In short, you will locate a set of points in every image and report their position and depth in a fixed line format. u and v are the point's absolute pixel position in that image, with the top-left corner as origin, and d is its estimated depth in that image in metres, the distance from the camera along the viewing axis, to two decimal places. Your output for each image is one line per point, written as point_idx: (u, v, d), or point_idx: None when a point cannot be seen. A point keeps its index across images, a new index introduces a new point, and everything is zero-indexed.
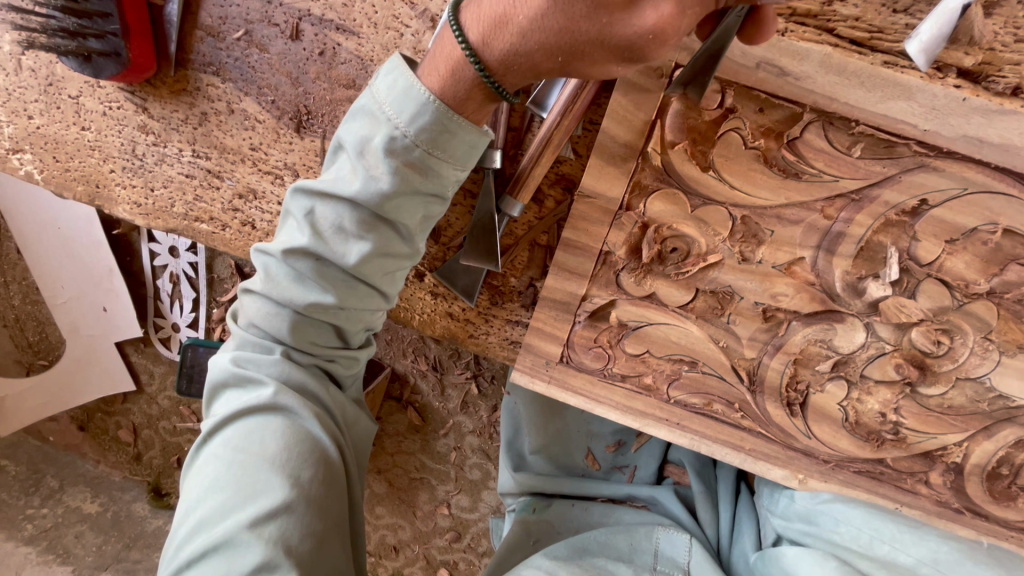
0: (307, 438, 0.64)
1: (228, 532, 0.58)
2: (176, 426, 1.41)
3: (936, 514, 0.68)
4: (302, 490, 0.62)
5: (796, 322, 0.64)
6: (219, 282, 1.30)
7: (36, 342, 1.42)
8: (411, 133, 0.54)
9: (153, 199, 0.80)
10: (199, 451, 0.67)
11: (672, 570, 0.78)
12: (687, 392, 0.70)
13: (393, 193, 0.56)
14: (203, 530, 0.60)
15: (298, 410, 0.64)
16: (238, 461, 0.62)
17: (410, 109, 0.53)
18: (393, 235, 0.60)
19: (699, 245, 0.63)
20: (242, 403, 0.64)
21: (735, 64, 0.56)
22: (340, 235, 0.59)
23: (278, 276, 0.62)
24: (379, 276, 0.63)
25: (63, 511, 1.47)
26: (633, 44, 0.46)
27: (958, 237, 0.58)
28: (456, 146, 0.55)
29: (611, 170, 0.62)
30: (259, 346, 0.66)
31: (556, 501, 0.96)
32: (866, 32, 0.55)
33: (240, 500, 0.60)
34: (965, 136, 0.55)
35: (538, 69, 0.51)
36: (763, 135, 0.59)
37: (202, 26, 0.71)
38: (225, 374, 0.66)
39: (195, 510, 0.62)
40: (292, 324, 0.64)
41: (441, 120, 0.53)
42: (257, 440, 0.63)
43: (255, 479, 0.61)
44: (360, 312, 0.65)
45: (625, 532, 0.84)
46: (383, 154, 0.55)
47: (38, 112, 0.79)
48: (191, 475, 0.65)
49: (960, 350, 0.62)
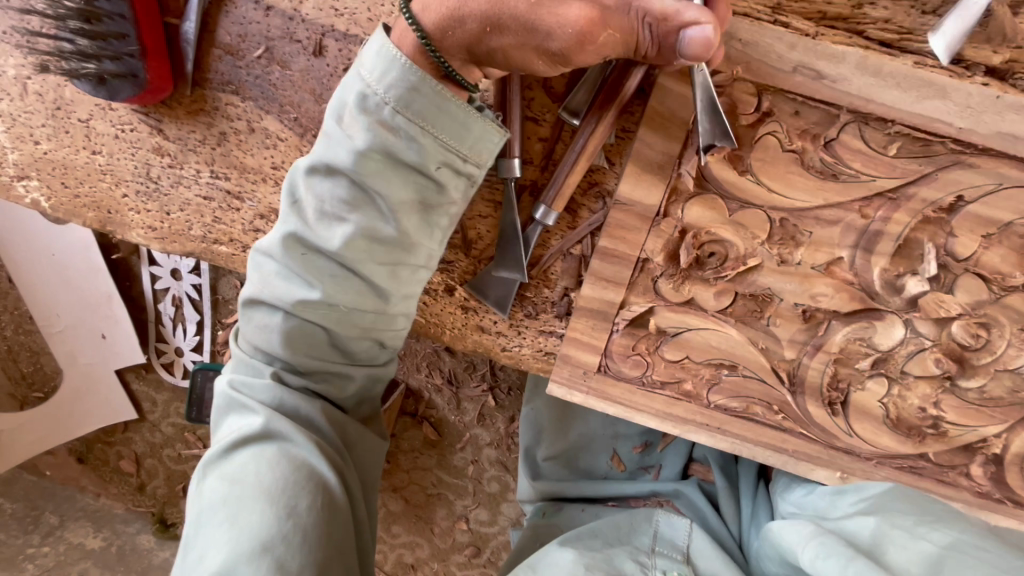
0: (302, 465, 0.61)
1: (223, 567, 0.55)
2: (181, 453, 1.36)
3: (978, 505, 0.68)
4: (298, 521, 0.58)
5: (835, 322, 0.65)
6: (224, 304, 1.27)
7: (31, 374, 1.37)
8: (381, 90, 0.55)
9: (169, 222, 0.78)
10: (200, 481, 0.65)
11: (671, 552, 0.78)
12: (728, 396, 0.70)
13: (367, 154, 0.57)
14: (200, 564, 0.58)
15: (292, 435, 0.62)
16: (232, 492, 0.60)
17: (380, 67, 0.55)
18: (376, 214, 0.60)
19: (738, 249, 0.63)
20: (238, 429, 0.63)
21: (772, 68, 0.57)
22: (325, 217, 0.60)
23: (271, 277, 0.63)
24: (371, 267, 0.61)
25: (65, 548, 1.41)
26: (552, 32, 0.49)
27: (993, 231, 0.59)
28: (428, 107, 0.56)
29: (648, 177, 0.62)
30: (253, 369, 0.66)
31: (567, 507, 0.97)
32: (896, 33, 0.56)
33: (234, 532, 0.58)
34: (999, 132, 0.55)
35: (471, 42, 0.53)
36: (799, 138, 0.59)
37: (220, 44, 0.70)
38: (223, 398, 0.66)
39: (196, 542, 0.60)
40: (283, 334, 0.63)
41: (406, 76, 0.55)
42: (253, 469, 0.61)
43: (248, 511, 0.59)
44: (353, 316, 0.64)
45: (629, 515, 0.86)
46: (358, 115, 0.57)
47: (44, 137, 0.77)
48: (193, 507, 0.64)
49: (998, 343, 0.62)
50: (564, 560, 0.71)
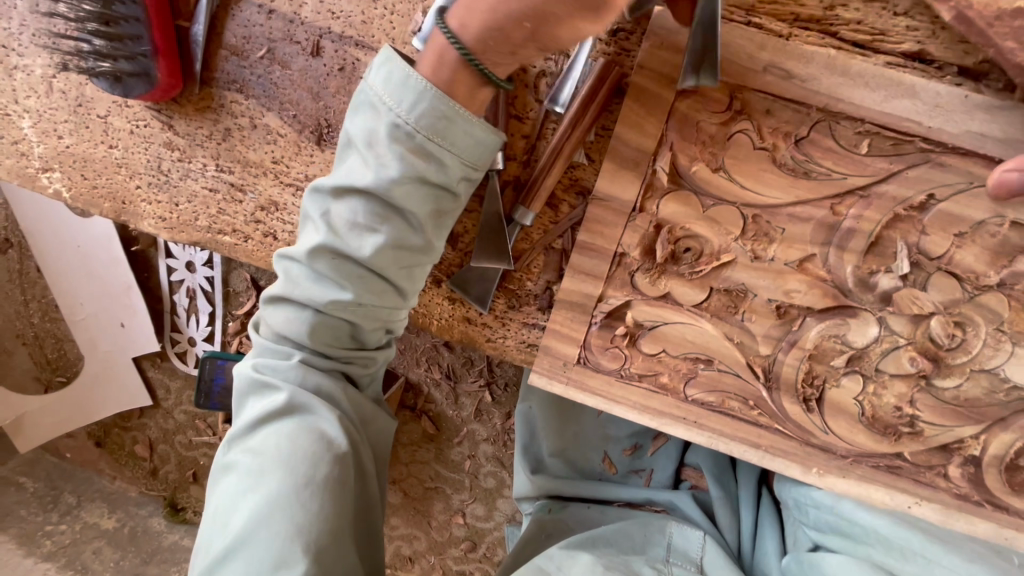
0: (321, 436, 0.64)
1: (247, 528, 0.60)
2: (193, 439, 1.42)
3: (956, 507, 0.68)
4: (316, 489, 0.62)
5: (809, 318, 0.66)
6: (234, 296, 1.32)
7: (55, 359, 1.44)
8: (412, 119, 0.58)
9: (177, 213, 0.83)
10: (223, 456, 0.68)
11: (685, 563, 0.81)
12: (704, 390, 0.71)
13: (401, 180, 0.59)
14: (226, 525, 0.63)
15: (314, 408, 0.65)
16: (256, 463, 0.64)
17: (409, 98, 0.57)
18: (405, 227, 0.62)
19: (712, 245, 0.65)
20: (261, 407, 0.66)
21: (742, 67, 0.59)
22: (354, 229, 0.61)
23: (298, 278, 0.64)
24: (396, 273, 0.64)
25: (81, 527, 1.44)
26: None
27: (966, 230, 0.59)
28: (457, 134, 0.58)
29: (624, 173, 0.64)
30: (279, 352, 0.67)
31: (572, 504, 0.98)
32: (868, 34, 0.58)
33: (257, 497, 0.62)
34: (967, 132, 0.56)
35: (512, 40, 0.55)
36: (771, 136, 0.60)
37: (226, 46, 0.74)
38: (245, 381, 0.68)
39: (222, 511, 0.64)
40: (312, 326, 0.65)
41: (437, 105, 0.57)
42: (275, 441, 0.64)
43: (269, 478, 0.62)
44: (378, 312, 0.66)
45: (642, 524, 0.88)
46: (389, 143, 0.58)
47: (67, 132, 0.82)
48: (217, 481, 0.67)
49: (973, 342, 0.62)
50: (585, 562, 0.76)
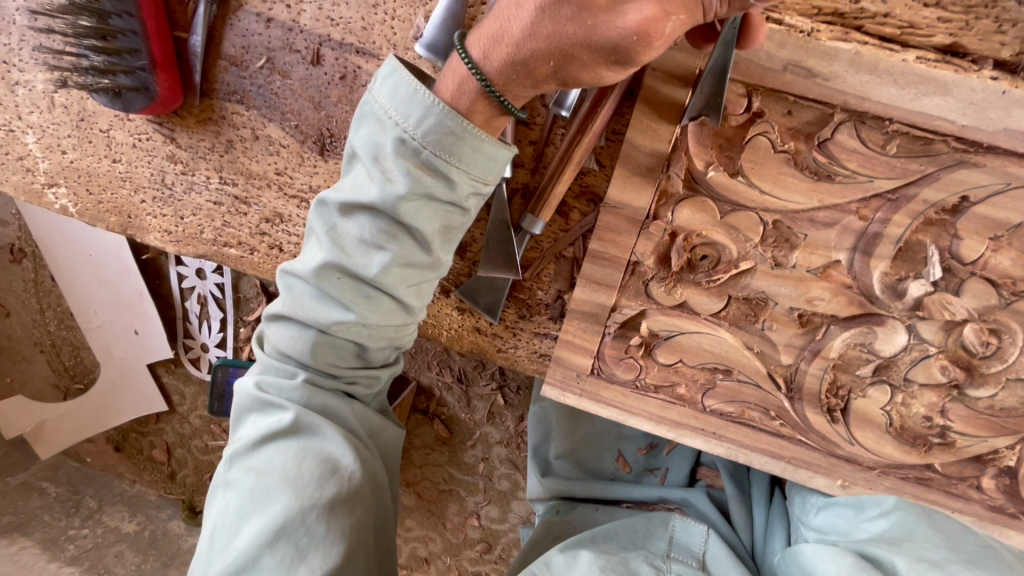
0: (328, 458, 0.62)
1: (246, 554, 0.58)
2: (209, 444, 1.43)
3: (989, 519, 0.66)
4: (321, 512, 0.60)
5: (833, 326, 0.63)
6: (245, 302, 1.32)
7: (71, 367, 1.45)
8: (418, 135, 0.55)
9: (183, 226, 0.82)
10: (222, 475, 0.66)
11: (685, 558, 0.76)
12: (722, 400, 0.69)
13: (406, 197, 0.56)
14: (224, 552, 0.60)
15: (320, 428, 0.63)
16: (258, 484, 0.62)
17: (416, 112, 0.54)
18: (413, 245, 0.60)
19: (730, 252, 0.62)
20: (264, 427, 0.64)
21: (761, 67, 0.55)
22: (362, 247, 0.59)
23: (303, 297, 0.62)
24: (402, 290, 0.62)
25: (102, 531, 1.42)
26: (617, 46, 0.47)
27: (1002, 233, 0.56)
28: (465, 150, 0.55)
29: (636, 181, 0.61)
30: (283, 371, 0.66)
31: (580, 506, 0.94)
32: (896, 28, 0.54)
33: (259, 520, 0.59)
34: (1006, 129, 0.52)
35: (535, 77, 0.52)
36: (792, 138, 0.57)
37: (225, 56, 0.73)
38: (248, 399, 0.65)
39: (221, 533, 0.62)
40: (315, 345, 0.63)
41: (444, 121, 0.54)
42: (279, 462, 0.62)
43: (272, 500, 0.60)
44: (383, 332, 0.65)
45: (645, 519, 0.84)
46: (395, 157, 0.55)
47: (71, 147, 0.82)
48: (215, 501, 0.65)
49: (1010, 350, 0.60)
50: (580, 558, 0.69)
